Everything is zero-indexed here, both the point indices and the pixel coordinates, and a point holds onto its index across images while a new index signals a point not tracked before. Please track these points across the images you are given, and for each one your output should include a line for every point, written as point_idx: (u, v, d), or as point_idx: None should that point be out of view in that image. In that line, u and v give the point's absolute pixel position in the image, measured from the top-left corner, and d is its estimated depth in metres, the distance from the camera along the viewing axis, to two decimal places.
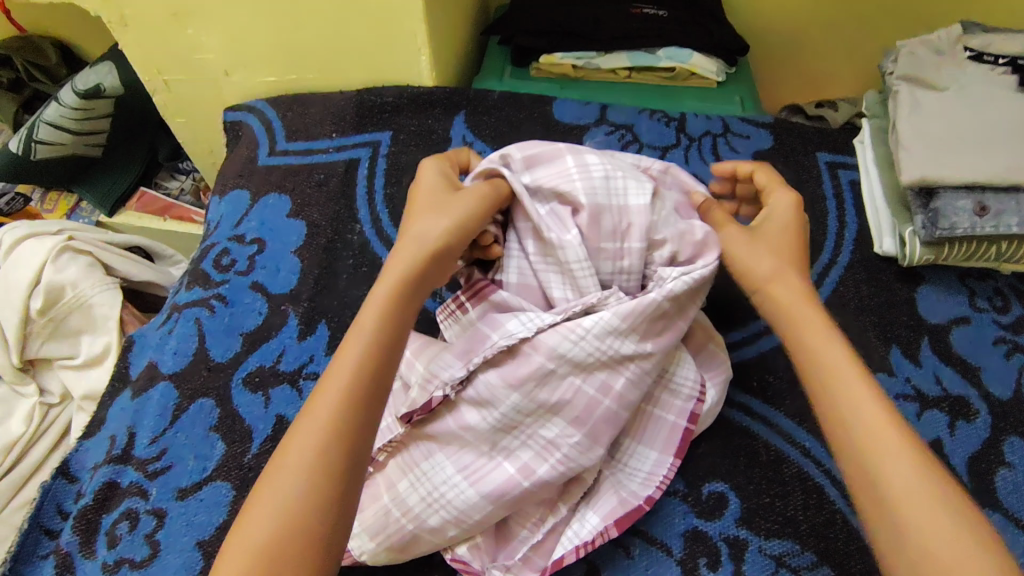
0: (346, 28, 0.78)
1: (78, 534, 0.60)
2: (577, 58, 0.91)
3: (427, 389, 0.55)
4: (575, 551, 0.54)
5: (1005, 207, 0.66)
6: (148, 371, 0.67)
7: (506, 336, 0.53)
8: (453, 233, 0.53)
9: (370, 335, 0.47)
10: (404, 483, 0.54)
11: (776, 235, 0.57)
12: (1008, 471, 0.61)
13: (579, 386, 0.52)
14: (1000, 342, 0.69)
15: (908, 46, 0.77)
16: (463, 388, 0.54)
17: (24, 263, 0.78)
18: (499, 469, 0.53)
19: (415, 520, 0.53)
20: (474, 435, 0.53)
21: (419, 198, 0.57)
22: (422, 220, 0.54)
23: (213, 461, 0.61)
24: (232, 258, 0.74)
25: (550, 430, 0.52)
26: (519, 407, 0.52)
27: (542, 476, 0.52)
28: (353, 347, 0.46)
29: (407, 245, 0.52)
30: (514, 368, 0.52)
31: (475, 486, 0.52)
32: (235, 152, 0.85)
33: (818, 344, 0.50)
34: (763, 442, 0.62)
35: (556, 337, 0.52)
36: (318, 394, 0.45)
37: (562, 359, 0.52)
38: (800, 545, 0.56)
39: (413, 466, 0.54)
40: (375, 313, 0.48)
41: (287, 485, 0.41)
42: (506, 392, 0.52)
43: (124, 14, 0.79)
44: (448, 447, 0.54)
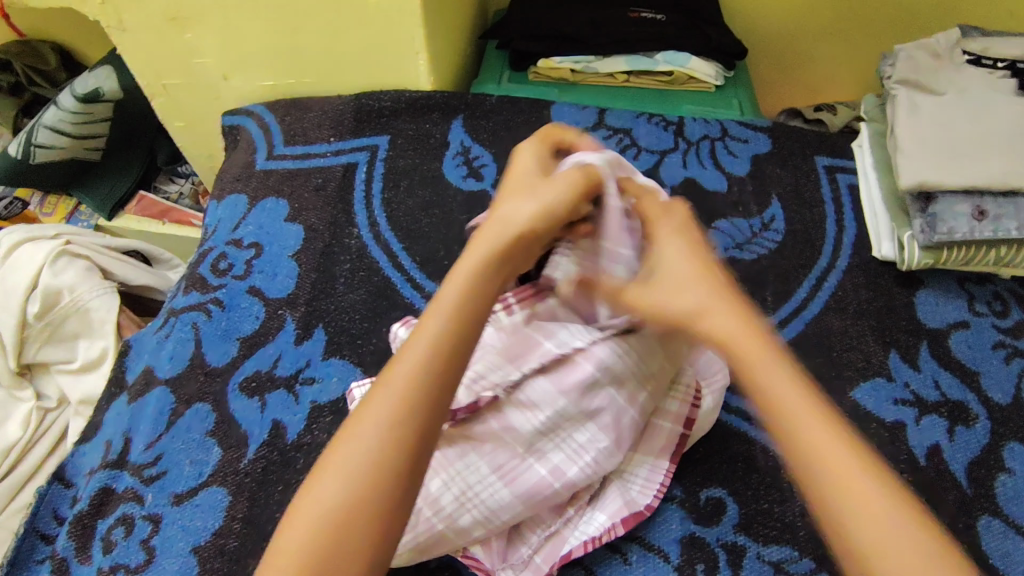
0: (344, 32, 0.78)
1: (74, 539, 0.60)
2: (575, 62, 0.91)
3: (472, 389, 0.55)
4: (583, 546, 0.54)
5: (1003, 212, 0.66)
6: (145, 376, 0.67)
7: (560, 344, 0.54)
8: (539, 226, 0.50)
9: (447, 314, 0.45)
10: (437, 482, 0.53)
11: (682, 266, 0.48)
12: (1008, 477, 0.60)
13: (614, 395, 0.54)
14: (1000, 347, 0.69)
15: (906, 50, 0.77)
16: (513, 391, 0.54)
17: (21, 268, 0.78)
18: (530, 470, 0.53)
19: (448, 519, 0.52)
20: (515, 435, 0.53)
21: (510, 185, 0.53)
22: (513, 210, 0.51)
23: (210, 466, 0.61)
24: (229, 262, 0.74)
25: (584, 435, 0.54)
26: (565, 411, 0.53)
27: (572, 478, 0.53)
28: (431, 325, 0.45)
29: (491, 231, 0.50)
30: (565, 374, 0.53)
31: (509, 486, 0.52)
32: (233, 156, 0.85)
33: (787, 397, 0.42)
34: (761, 448, 0.62)
35: (606, 349, 0.53)
36: (392, 368, 0.44)
37: (607, 370, 0.53)
38: (799, 551, 0.56)
39: (447, 465, 0.53)
40: (457, 291, 0.47)
41: (349, 468, 0.41)
42: (556, 396, 0.53)
43: (121, 18, 0.79)
44: (483, 448, 0.53)
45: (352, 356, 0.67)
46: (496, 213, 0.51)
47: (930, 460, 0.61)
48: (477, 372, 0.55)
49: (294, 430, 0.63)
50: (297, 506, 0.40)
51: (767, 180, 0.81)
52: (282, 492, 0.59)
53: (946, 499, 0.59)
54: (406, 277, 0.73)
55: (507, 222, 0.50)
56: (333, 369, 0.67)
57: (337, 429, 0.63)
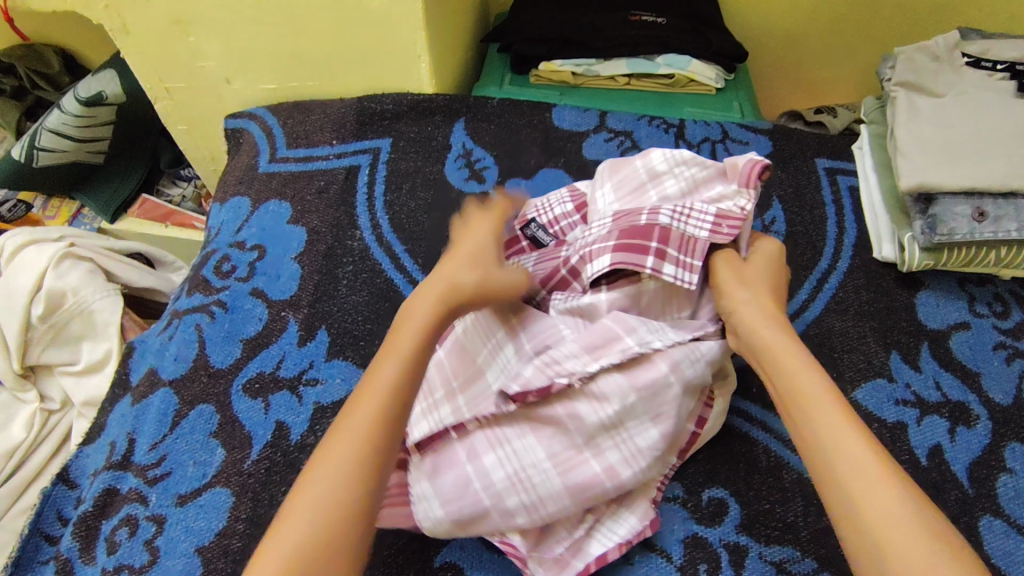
0: (347, 35, 0.78)
1: (78, 540, 0.60)
2: (576, 65, 0.92)
3: (546, 371, 0.53)
4: (617, 547, 0.54)
5: (1004, 213, 0.66)
6: (149, 378, 0.68)
7: (641, 342, 0.52)
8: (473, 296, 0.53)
9: (399, 364, 0.47)
10: (491, 457, 0.52)
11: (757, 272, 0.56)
12: (1009, 477, 0.61)
13: (676, 398, 0.52)
14: (1000, 348, 0.69)
15: (906, 53, 0.78)
16: (587, 382, 0.52)
17: (26, 270, 0.78)
18: (586, 464, 0.52)
19: (495, 496, 0.51)
20: (580, 426, 0.52)
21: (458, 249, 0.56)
22: (455, 272, 0.54)
23: (213, 467, 0.61)
24: (232, 264, 0.75)
25: (645, 438, 0.52)
26: (634, 407, 0.52)
27: (625, 480, 0.52)
28: (383, 374, 0.47)
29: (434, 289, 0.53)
30: (641, 373, 0.52)
31: (562, 477, 0.51)
32: (236, 159, 0.85)
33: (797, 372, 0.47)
34: (763, 449, 0.62)
35: (681, 352, 0.53)
36: (351, 413, 0.45)
37: (678, 372, 0.52)
38: (801, 551, 0.56)
39: (503, 442, 0.52)
40: (408, 343, 0.49)
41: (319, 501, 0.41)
42: (627, 392, 0.51)
43: (125, 22, 0.79)
44: (541, 429, 0.53)
45: (355, 357, 0.67)
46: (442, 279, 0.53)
47: (931, 460, 0.61)
48: (550, 357, 0.54)
49: (297, 431, 0.63)
50: (270, 539, 0.40)
51: (767, 182, 0.81)
52: (286, 492, 0.59)
53: (947, 500, 0.59)
54: (409, 278, 0.73)
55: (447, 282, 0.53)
56: (336, 370, 0.67)
57: None
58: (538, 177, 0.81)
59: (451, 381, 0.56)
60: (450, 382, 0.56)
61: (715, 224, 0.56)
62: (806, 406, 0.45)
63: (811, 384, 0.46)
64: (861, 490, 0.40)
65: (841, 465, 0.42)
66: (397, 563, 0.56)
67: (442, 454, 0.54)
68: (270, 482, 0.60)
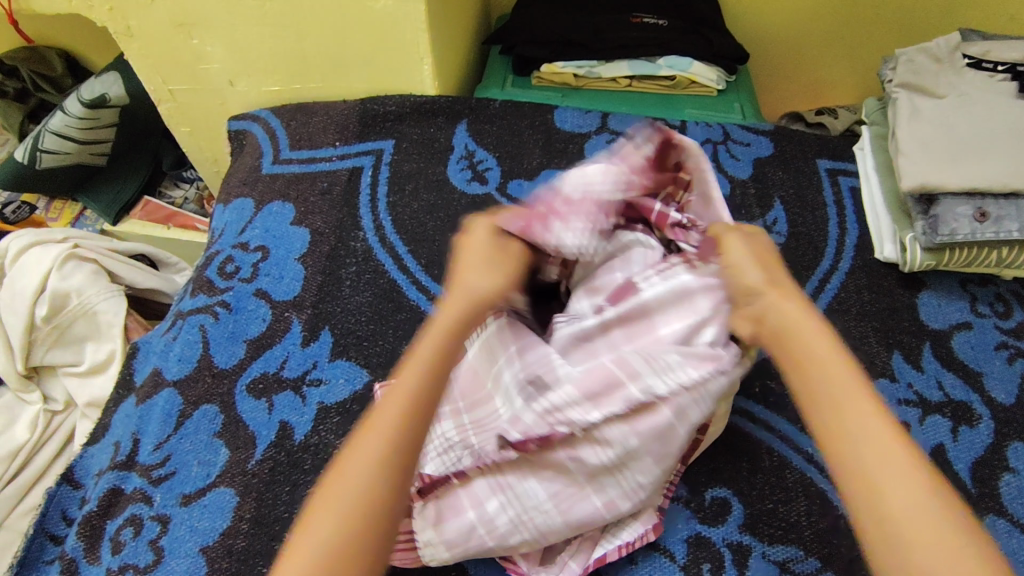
0: (350, 38, 0.79)
1: (83, 540, 0.60)
2: (578, 67, 0.92)
3: (546, 420, 0.49)
4: (618, 548, 0.55)
5: (1005, 213, 0.66)
6: (153, 378, 0.68)
7: (646, 390, 0.49)
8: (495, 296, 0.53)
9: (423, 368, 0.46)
10: (493, 503, 0.52)
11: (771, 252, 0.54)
12: (1012, 477, 0.61)
13: (680, 434, 0.50)
14: (1002, 347, 0.69)
15: (907, 54, 0.78)
16: (589, 430, 0.49)
17: (30, 272, 0.79)
18: (587, 500, 0.51)
19: (499, 538, 0.52)
20: (581, 469, 0.50)
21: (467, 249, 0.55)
22: (470, 278, 0.52)
23: (217, 467, 0.61)
24: (236, 265, 0.75)
25: (644, 476, 0.51)
26: (636, 452, 0.50)
27: (624, 510, 0.52)
28: (384, 418, 0.44)
29: (454, 299, 0.51)
30: (645, 421, 0.49)
31: (563, 514, 0.51)
32: (239, 161, 0.86)
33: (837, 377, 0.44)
34: (766, 448, 0.62)
35: (688, 396, 0.49)
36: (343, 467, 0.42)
37: (684, 416, 0.50)
38: (805, 551, 0.56)
39: (504, 485, 0.52)
40: (414, 379, 0.46)
41: (310, 559, 0.39)
42: (630, 439, 0.49)
43: (130, 25, 0.80)
44: (541, 472, 0.51)
45: (358, 357, 0.68)
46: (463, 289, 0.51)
47: (934, 459, 0.62)
48: (546, 403, 0.50)
49: (300, 431, 0.63)
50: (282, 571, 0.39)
51: (769, 183, 0.81)
52: (289, 492, 0.60)
53: None
54: (412, 279, 0.73)
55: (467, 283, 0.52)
56: (339, 371, 0.67)
57: (344, 429, 0.63)
58: (540, 179, 0.81)
59: (457, 401, 0.55)
60: (454, 400, 0.56)
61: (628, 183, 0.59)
62: (845, 413, 0.43)
63: (851, 392, 0.43)
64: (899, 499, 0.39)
65: (883, 478, 0.40)
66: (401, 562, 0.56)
67: (445, 499, 0.53)
68: (274, 482, 0.60)
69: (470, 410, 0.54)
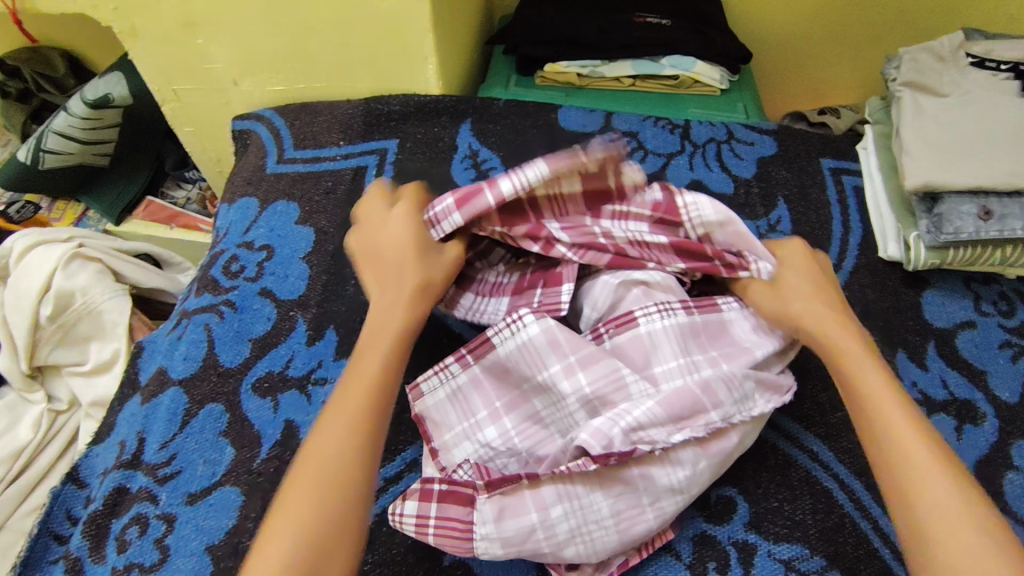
0: (354, 37, 0.79)
1: (88, 539, 0.60)
2: (582, 66, 0.92)
3: (630, 438, 0.50)
4: (638, 552, 0.55)
5: (1009, 212, 0.66)
6: (158, 377, 0.68)
7: (725, 417, 0.52)
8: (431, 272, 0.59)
9: (391, 335, 0.56)
10: (559, 509, 0.50)
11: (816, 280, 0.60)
12: (1016, 475, 0.61)
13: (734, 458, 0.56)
14: (1006, 346, 0.69)
15: (911, 53, 0.78)
16: (668, 450, 0.51)
17: (34, 271, 0.79)
18: (644, 516, 0.51)
19: (555, 546, 0.50)
20: (650, 485, 0.51)
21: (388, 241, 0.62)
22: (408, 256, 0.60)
23: (223, 466, 0.61)
24: (241, 264, 0.75)
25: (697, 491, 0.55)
26: (703, 476, 0.53)
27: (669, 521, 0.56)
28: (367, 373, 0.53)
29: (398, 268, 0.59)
30: (718, 447, 0.53)
31: (620, 533, 0.51)
32: (244, 160, 0.86)
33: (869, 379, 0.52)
34: (771, 446, 0.62)
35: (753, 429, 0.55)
36: (334, 416, 0.51)
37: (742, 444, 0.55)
38: (810, 549, 0.56)
39: (572, 494, 0.50)
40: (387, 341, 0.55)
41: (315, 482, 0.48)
42: (702, 462, 0.52)
43: (135, 25, 0.80)
44: (613, 490, 0.51)
45: None
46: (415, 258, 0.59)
47: None
48: (619, 411, 0.51)
49: (306, 430, 0.63)
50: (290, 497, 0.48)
51: (773, 182, 0.81)
52: None
53: None
54: None
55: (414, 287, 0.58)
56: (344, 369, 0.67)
57: None
58: None
59: (494, 402, 0.57)
60: (492, 401, 0.57)
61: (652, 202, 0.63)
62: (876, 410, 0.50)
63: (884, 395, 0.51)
64: (931, 489, 0.45)
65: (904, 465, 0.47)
66: (409, 560, 0.56)
67: (511, 498, 0.51)
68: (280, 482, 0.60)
69: (509, 410, 0.56)
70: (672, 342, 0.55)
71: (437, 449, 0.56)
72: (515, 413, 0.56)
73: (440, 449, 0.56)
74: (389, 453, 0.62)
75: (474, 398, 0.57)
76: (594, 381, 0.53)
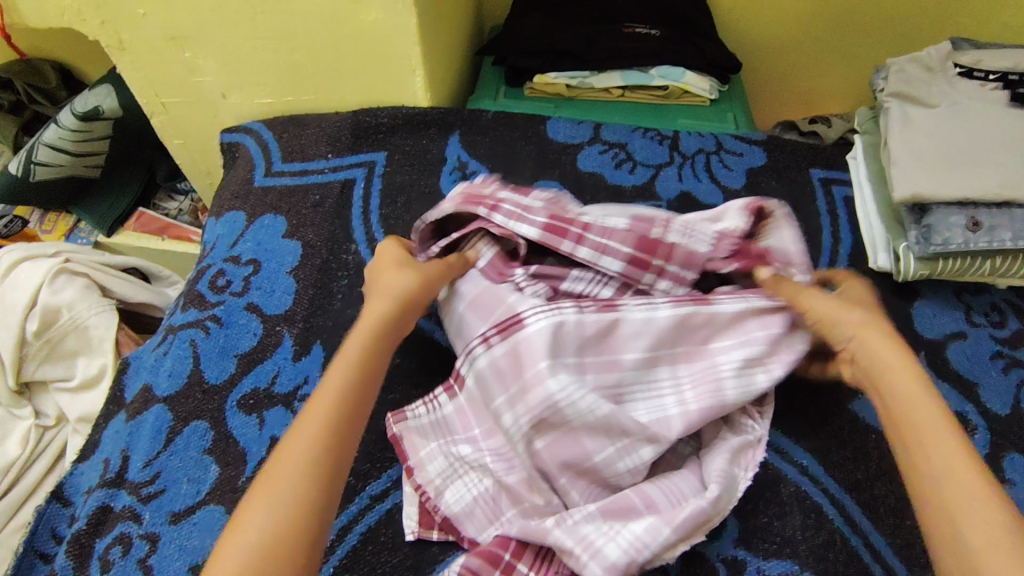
0: (341, 50, 0.78)
1: (72, 559, 0.59)
2: (571, 77, 0.92)
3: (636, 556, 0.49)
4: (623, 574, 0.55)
5: (998, 222, 0.66)
6: (143, 394, 0.67)
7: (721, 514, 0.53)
8: (414, 285, 0.58)
9: (364, 333, 0.54)
10: None
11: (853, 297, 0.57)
12: (1009, 489, 0.60)
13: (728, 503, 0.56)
14: (997, 357, 0.69)
15: (898, 64, 0.78)
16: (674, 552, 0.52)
17: (21, 287, 0.78)
18: None
19: None
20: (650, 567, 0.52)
21: (387, 262, 0.61)
22: (382, 276, 0.59)
23: (207, 485, 0.61)
24: (227, 279, 0.74)
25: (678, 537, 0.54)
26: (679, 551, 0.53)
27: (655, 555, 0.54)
28: (334, 376, 0.50)
29: (382, 293, 0.57)
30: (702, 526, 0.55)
31: None
32: (232, 173, 0.86)
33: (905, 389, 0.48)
34: (762, 462, 0.62)
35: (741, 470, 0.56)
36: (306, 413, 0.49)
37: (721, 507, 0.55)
38: (799, 566, 0.56)
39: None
40: (356, 344, 0.53)
41: (279, 487, 0.44)
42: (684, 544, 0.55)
43: (121, 38, 0.79)
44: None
45: None
46: (391, 274, 0.59)
47: None
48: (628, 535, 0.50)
49: None
50: (248, 506, 0.44)
51: (763, 194, 0.81)
52: None
53: None
54: None
55: (382, 306, 0.56)
56: None
57: None
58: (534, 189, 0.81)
59: (472, 428, 0.58)
60: (470, 428, 0.58)
61: (717, 241, 0.63)
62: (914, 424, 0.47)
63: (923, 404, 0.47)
64: None
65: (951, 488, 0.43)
66: (405, 564, 0.56)
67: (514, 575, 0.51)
68: None
69: (487, 437, 0.57)
70: (637, 339, 0.57)
71: (413, 466, 0.58)
72: (493, 440, 0.56)
73: (416, 468, 0.58)
74: (375, 471, 0.61)
75: (454, 423, 0.58)
76: (528, 416, 0.53)
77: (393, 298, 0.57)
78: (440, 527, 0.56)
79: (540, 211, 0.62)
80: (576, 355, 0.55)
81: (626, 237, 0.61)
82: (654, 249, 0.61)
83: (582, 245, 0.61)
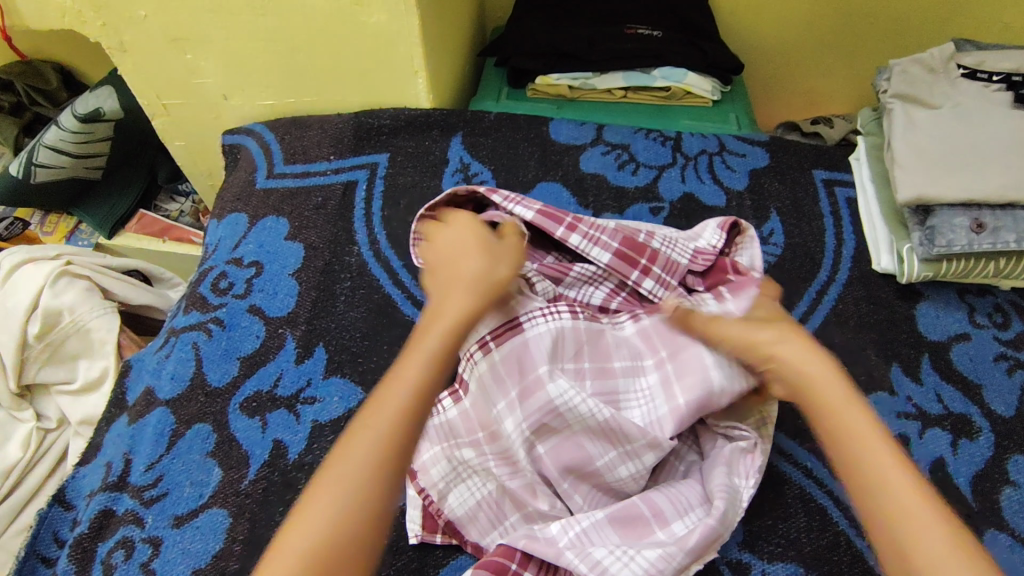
0: (343, 52, 0.78)
1: (74, 563, 0.59)
2: (573, 79, 0.92)
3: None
4: None
5: (1002, 224, 0.66)
6: (146, 397, 0.67)
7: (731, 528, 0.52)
8: (504, 275, 0.57)
9: (444, 327, 0.52)
10: None
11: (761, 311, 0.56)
12: (1014, 491, 0.60)
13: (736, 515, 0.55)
14: (1001, 359, 0.68)
15: (901, 65, 0.78)
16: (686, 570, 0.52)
17: (22, 289, 0.78)
18: None
19: None
20: None
21: (450, 247, 0.59)
22: (451, 265, 0.57)
23: (210, 488, 0.60)
24: (229, 281, 0.74)
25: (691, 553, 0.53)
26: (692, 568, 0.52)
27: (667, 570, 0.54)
28: (409, 372, 0.49)
29: (465, 284, 0.55)
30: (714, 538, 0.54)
31: None
32: (234, 175, 0.86)
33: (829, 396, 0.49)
34: (766, 464, 0.62)
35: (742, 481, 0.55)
36: (374, 408, 0.47)
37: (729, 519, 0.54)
38: (804, 568, 0.55)
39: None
40: (437, 339, 0.51)
41: (341, 486, 0.44)
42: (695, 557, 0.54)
43: (123, 40, 0.79)
44: None
45: (352, 374, 0.67)
46: (472, 261, 0.57)
47: (935, 474, 0.61)
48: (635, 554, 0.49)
49: (294, 450, 0.62)
50: (308, 502, 0.44)
51: (765, 195, 0.81)
52: (283, 512, 0.59)
53: None
54: (407, 293, 0.73)
55: (469, 298, 0.54)
56: (332, 389, 0.66)
57: None
58: (536, 191, 0.81)
59: (476, 431, 0.57)
60: (475, 431, 0.57)
61: (695, 256, 0.65)
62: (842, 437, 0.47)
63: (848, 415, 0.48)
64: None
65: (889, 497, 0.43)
66: (409, 568, 0.55)
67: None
68: (268, 504, 0.59)
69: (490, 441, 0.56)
70: (623, 348, 0.59)
71: (417, 468, 0.57)
72: (497, 443, 0.56)
73: (419, 471, 0.57)
74: None
75: (458, 425, 0.57)
76: (530, 418, 0.54)
77: (479, 292, 0.55)
78: (444, 531, 0.56)
79: (533, 204, 0.64)
80: (574, 362, 0.57)
81: (614, 234, 0.63)
82: (641, 250, 0.63)
83: (579, 236, 0.63)
